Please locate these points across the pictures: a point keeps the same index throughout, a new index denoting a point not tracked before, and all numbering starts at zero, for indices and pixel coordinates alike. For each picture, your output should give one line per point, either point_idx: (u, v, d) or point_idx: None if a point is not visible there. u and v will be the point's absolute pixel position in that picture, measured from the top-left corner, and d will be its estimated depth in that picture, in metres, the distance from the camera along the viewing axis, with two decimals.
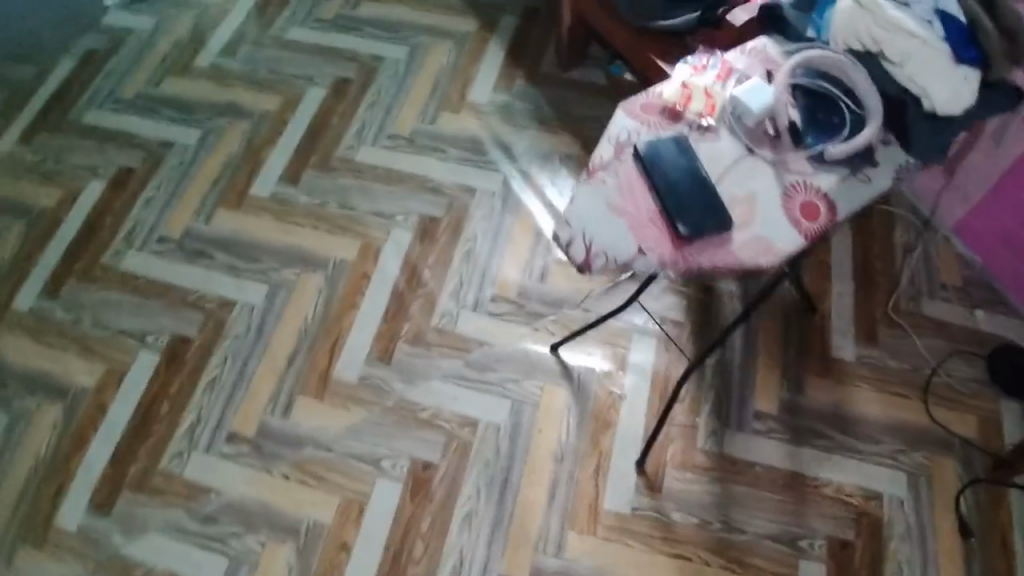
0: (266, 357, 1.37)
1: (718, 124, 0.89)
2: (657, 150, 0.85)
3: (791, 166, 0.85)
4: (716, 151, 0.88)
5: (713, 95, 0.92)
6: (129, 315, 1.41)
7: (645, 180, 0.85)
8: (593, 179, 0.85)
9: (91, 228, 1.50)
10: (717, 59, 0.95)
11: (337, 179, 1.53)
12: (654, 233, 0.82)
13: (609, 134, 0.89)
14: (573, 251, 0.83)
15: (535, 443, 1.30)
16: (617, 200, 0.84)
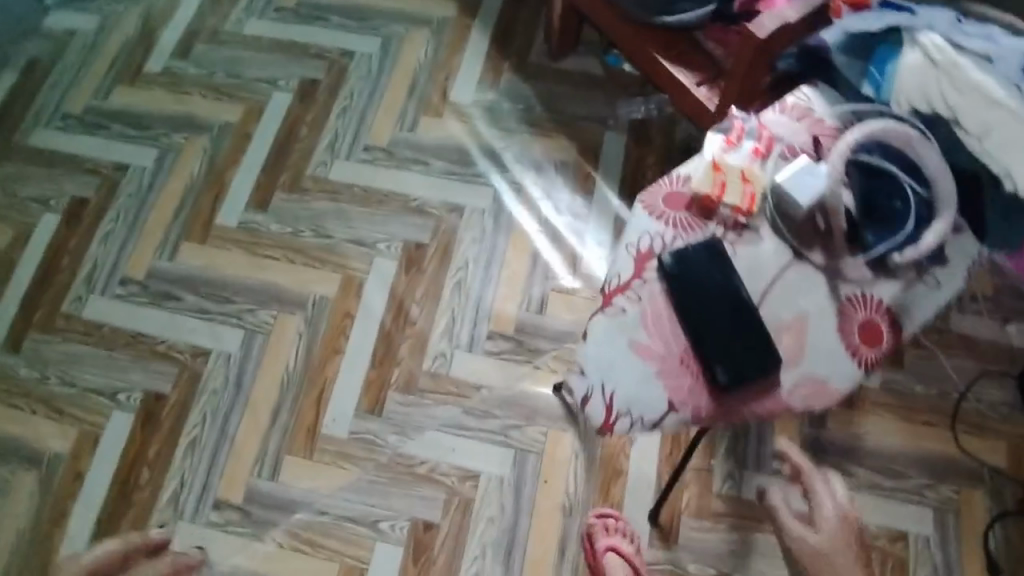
0: (249, 412, 1.28)
1: (759, 220, 0.87)
2: (685, 270, 0.82)
3: (848, 276, 0.84)
4: (754, 255, 0.85)
5: (750, 179, 0.87)
6: (99, 370, 1.31)
7: (668, 308, 0.82)
8: (610, 310, 0.82)
9: (48, 270, 1.37)
10: (754, 130, 0.91)
11: (310, 203, 1.39)
12: (686, 383, 0.79)
13: (628, 245, 0.84)
14: (592, 406, 0.79)
15: (540, 496, 1.22)
16: (641, 339, 0.80)
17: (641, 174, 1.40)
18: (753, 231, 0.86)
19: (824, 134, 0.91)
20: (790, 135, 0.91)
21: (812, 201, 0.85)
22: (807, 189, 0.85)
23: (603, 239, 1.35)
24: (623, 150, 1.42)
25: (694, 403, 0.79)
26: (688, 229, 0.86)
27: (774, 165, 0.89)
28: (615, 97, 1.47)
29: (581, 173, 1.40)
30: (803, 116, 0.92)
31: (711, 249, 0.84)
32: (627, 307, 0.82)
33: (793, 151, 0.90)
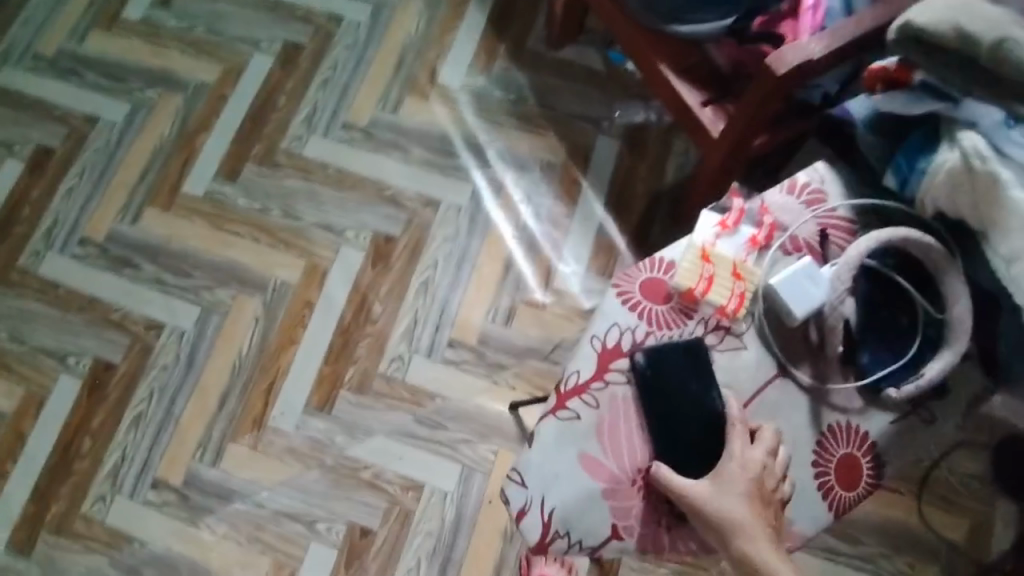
0: (197, 394, 1.25)
1: (746, 323, 0.76)
2: (654, 379, 0.72)
3: (835, 403, 0.74)
4: (735, 366, 0.75)
5: (742, 276, 0.76)
6: (51, 331, 1.27)
7: (630, 419, 0.73)
8: (563, 413, 0.73)
9: (7, 220, 1.32)
10: (755, 214, 0.79)
11: (281, 179, 1.33)
12: (634, 507, 0.71)
13: (595, 339, 0.74)
14: (528, 520, 0.71)
15: (482, 516, 1.18)
16: (591, 452, 0.72)
17: (631, 187, 1.32)
18: (739, 337, 0.75)
19: (834, 227, 0.79)
20: (795, 224, 0.79)
21: (809, 313, 0.73)
22: (807, 299, 0.73)
23: (581, 257, 1.28)
24: (616, 157, 1.34)
25: (640, 534, 0.71)
26: (665, 326, 0.75)
27: (772, 259, 0.78)
28: (614, 97, 1.38)
29: (566, 178, 1.33)
30: (812, 201, 0.80)
31: (687, 356, 0.73)
32: (581, 413, 0.72)
33: (795, 245, 0.78)
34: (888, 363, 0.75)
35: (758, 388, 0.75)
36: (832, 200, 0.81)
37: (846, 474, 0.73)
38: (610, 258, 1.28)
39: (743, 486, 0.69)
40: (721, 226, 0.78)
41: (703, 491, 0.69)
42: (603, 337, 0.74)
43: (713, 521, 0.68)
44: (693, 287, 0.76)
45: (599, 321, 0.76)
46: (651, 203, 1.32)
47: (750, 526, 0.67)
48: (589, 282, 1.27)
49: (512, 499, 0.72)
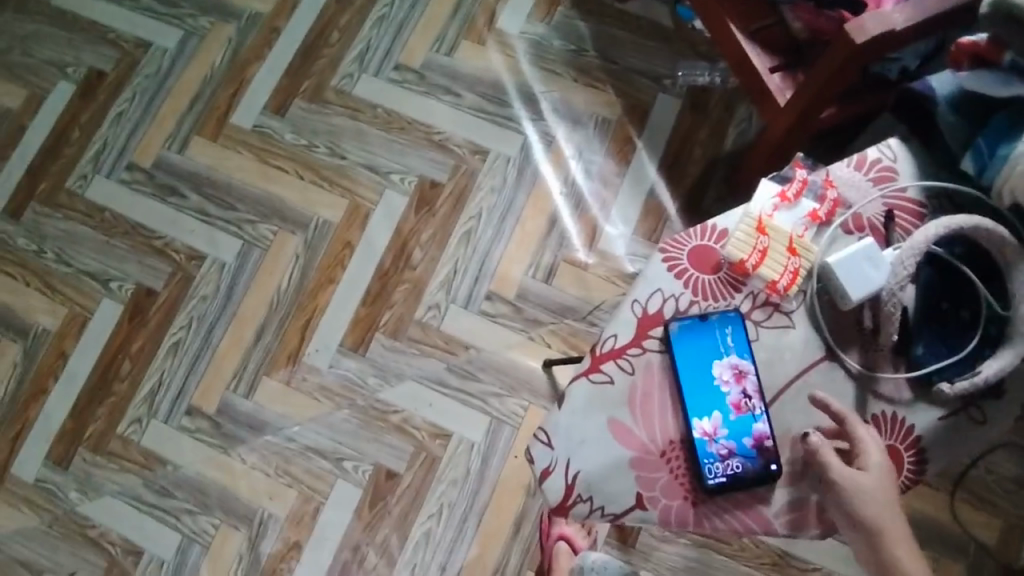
0: (235, 325, 1.26)
1: (797, 302, 0.73)
2: (694, 349, 0.70)
3: (881, 392, 0.72)
4: (778, 344, 0.72)
5: (797, 252, 0.73)
6: (96, 253, 1.29)
7: (664, 389, 0.70)
8: (595, 376, 0.71)
9: (58, 141, 1.33)
10: (816, 190, 0.76)
11: (329, 117, 1.32)
12: (661, 479, 0.69)
13: (635, 305, 0.72)
14: (551, 482, 0.70)
15: (508, 469, 1.18)
16: (622, 418, 0.70)
17: (688, 151, 1.29)
18: (786, 314, 0.73)
19: (901, 209, 0.76)
20: (860, 202, 0.76)
21: (865, 296, 0.70)
22: (864, 282, 0.70)
23: (629, 219, 1.26)
24: (674, 118, 1.30)
25: (666, 505, 0.69)
26: (709, 297, 0.73)
27: (832, 238, 0.74)
28: (679, 55, 1.33)
29: (621, 136, 1.30)
30: (882, 179, 0.77)
31: (730, 331, 0.71)
32: (614, 377, 0.70)
33: (857, 225, 0.75)
34: (942, 357, 0.72)
35: (802, 370, 0.72)
36: (903, 180, 0.77)
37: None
38: (657, 221, 1.26)
39: (885, 476, 0.66)
40: (780, 198, 0.75)
41: (860, 479, 0.65)
42: (644, 302, 0.72)
43: (867, 512, 0.65)
44: (745, 259, 0.73)
45: (641, 285, 0.73)
46: (706, 169, 1.28)
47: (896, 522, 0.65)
48: (635, 245, 1.25)
49: (536, 458, 0.70)
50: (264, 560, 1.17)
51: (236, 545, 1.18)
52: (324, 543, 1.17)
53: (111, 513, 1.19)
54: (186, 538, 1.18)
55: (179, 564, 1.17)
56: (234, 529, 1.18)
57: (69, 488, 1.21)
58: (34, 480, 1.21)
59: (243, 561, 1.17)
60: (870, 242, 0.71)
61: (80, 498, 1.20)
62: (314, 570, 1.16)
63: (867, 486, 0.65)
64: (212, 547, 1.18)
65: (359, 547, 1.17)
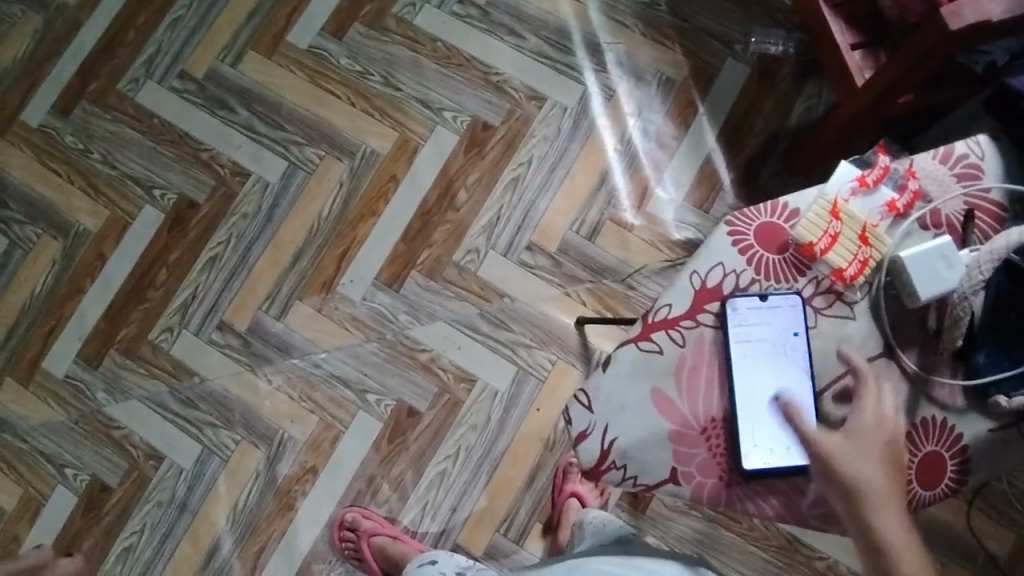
0: (273, 246, 1.25)
1: (860, 293, 0.71)
2: (751, 329, 0.69)
3: (935, 395, 0.70)
4: (837, 334, 0.71)
5: (869, 241, 0.70)
6: (141, 158, 1.28)
7: (713, 366, 0.69)
8: (645, 344, 0.69)
9: (112, 39, 1.31)
10: (896, 179, 0.72)
11: (387, 45, 1.29)
12: (699, 455, 0.69)
13: (695, 276, 0.70)
14: (587, 444, 0.69)
15: (529, 421, 1.18)
16: (666, 389, 0.69)
17: (751, 121, 1.25)
18: (846, 304, 0.71)
19: (982, 210, 0.72)
20: (941, 198, 0.72)
21: (934, 297, 0.68)
22: (935, 282, 0.68)
23: (681, 184, 1.24)
24: (742, 84, 1.26)
25: (699, 481, 0.69)
26: (771, 277, 0.71)
27: (907, 233, 0.71)
28: (755, 21, 1.28)
29: (683, 98, 1.26)
30: (966, 176, 0.73)
31: (790, 314, 0.70)
32: (664, 347, 0.69)
33: (935, 221, 0.72)
34: (1010, 367, 0.69)
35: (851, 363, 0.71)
36: (987, 180, 0.73)
37: (927, 472, 0.70)
38: (710, 189, 1.23)
39: (867, 454, 0.63)
40: (858, 184, 0.72)
41: (836, 454, 0.63)
42: (704, 275, 0.70)
43: (847, 488, 0.61)
44: (814, 242, 0.70)
45: (702, 256, 0.71)
46: (767, 143, 1.24)
47: (888, 496, 0.61)
48: (684, 213, 1.23)
49: (574, 420, 0.69)
50: (280, 481, 1.19)
51: (254, 462, 1.19)
52: (340, 470, 1.18)
53: (136, 417, 1.21)
54: (207, 450, 1.20)
55: (197, 474, 1.19)
56: (254, 447, 1.20)
57: (97, 388, 1.22)
58: (64, 376, 1.23)
59: (259, 479, 1.19)
60: (947, 240, 0.68)
61: (108, 398, 1.22)
62: (327, 496, 1.18)
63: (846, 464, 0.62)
64: (230, 462, 1.20)
65: (374, 478, 1.18)
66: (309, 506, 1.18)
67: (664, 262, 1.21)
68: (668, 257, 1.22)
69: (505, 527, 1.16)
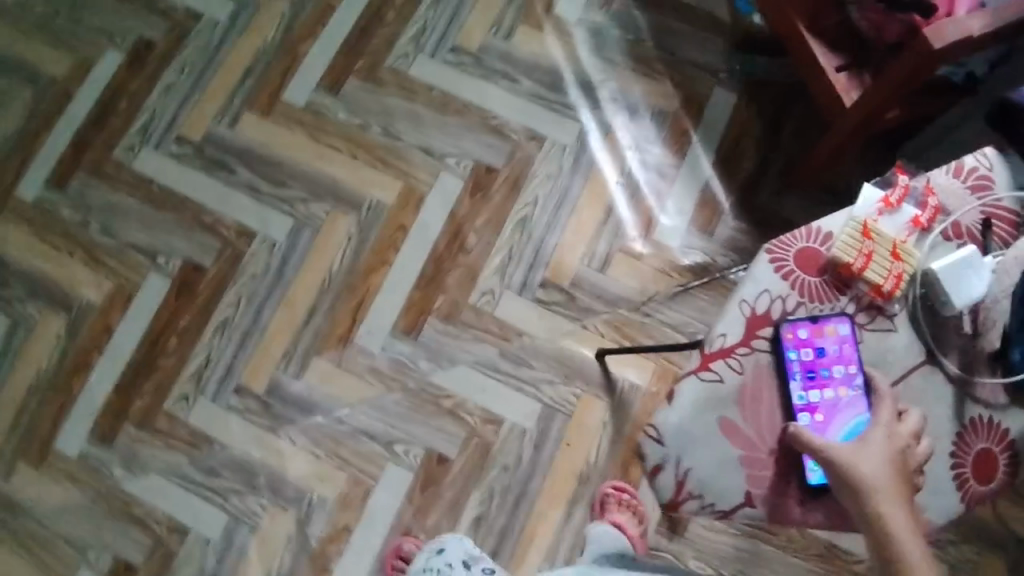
0: (286, 305, 1.24)
1: (899, 306, 0.74)
2: (805, 350, 0.71)
3: (979, 394, 0.73)
4: (882, 347, 0.73)
5: (901, 257, 0.74)
6: (143, 227, 1.26)
7: (774, 389, 0.71)
8: (706, 375, 0.71)
9: (104, 109, 1.31)
10: (917, 196, 0.76)
11: (384, 97, 1.31)
12: (770, 477, 0.70)
13: (745, 305, 0.73)
14: (662, 478, 0.71)
15: (560, 457, 1.19)
16: (732, 416, 0.71)
17: (743, 145, 1.29)
18: (887, 318, 0.74)
19: (998, 218, 0.76)
20: (959, 209, 0.76)
21: (967, 304, 0.71)
22: (967, 290, 0.71)
23: (683, 211, 1.27)
24: (731, 111, 1.31)
25: (774, 503, 0.70)
26: (815, 298, 0.73)
27: (934, 246, 0.75)
28: (737, 50, 1.33)
29: (677, 128, 1.30)
30: (980, 187, 0.77)
31: (841, 332, 0.71)
32: (724, 375, 0.71)
33: (958, 232, 0.75)
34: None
35: (902, 371, 0.73)
36: (1000, 189, 0.77)
37: (981, 468, 0.73)
38: (712, 214, 1.27)
39: (874, 454, 0.64)
40: (883, 205, 0.75)
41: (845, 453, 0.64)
42: (752, 302, 0.73)
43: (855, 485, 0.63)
44: (851, 263, 0.73)
45: (747, 285, 0.74)
46: (761, 165, 1.29)
47: (892, 491, 0.62)
48: (689, 239, 1.26)
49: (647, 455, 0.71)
50: (313, 542, 1.16)
51: (285, 525, 1.17)
52: (374, 524, 1.17)
53: (158, 491, 1.18)
54: (234, 518, 1.17)
55: (226, 544, 1.16)
56: (283, 509, 1.17)
57: (113, 464, 1.19)
58: (78, 455, 1.19)
59: (292, 542, 1.16)
60: (972, 249, 0.72)
61: (126, 474, 1.18)
62: (363, 552, 1.16)
63: (851, 461, 0.64)
64: (260, 527, 1.17)
65: (410, 530, 1.16)
66: (345, 565, 1.15)
67: (676, 288, 1.24)
68: (679, 283, 1.24)
69: (547, 566, 1.15)
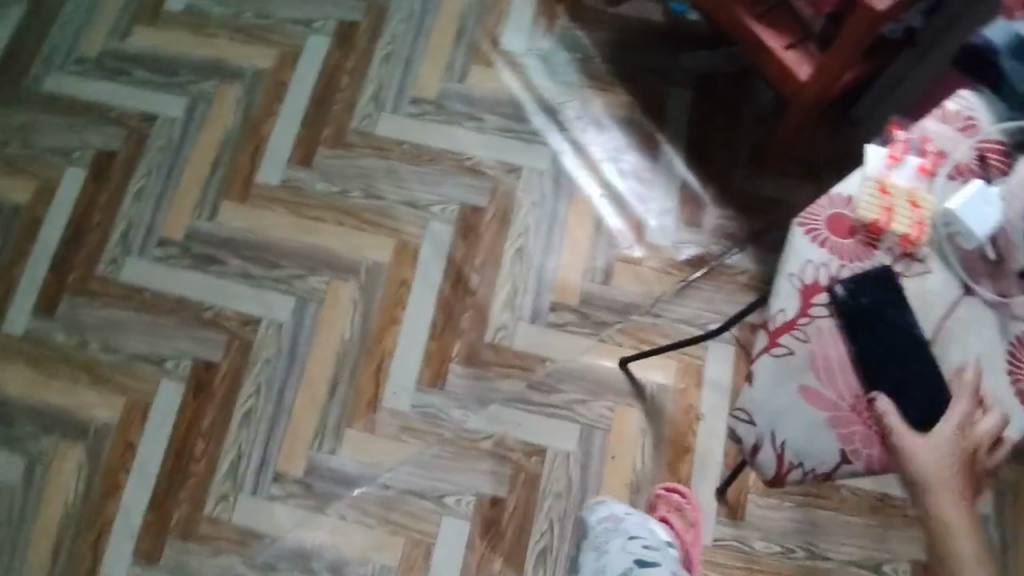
0: (306, 383, 1.22)
1: (928, 249, 0.77)
2: (860, 307, 0.74)
3: (1018, 313, 0.75)
4: (925, 289, 0.76)
5: (919, 204, 0.77)
6: (143, 336, 1.24)
7: (843, 349, 0.74)
8: (777, 351, 0.75)
9: (79, 227, 1.29)
10: (916, 145, 0.79)
11: (357, 160, 1.32)
12: (858, 431, 0.73)
13: (794, 277, 0.76)
14: (761, 455, 0.75)
15: (609, 471, 1.20)
16: (811, 383, 0.74)
17: (708, 136, 1.34)
18: (921, 262, 0.76)
19: (990, 151, 0.78)
20: (956, 149, 0.79)
21: (987, 233, 0.75)
22: (984, 221, 0.75)
23: (668, 209, 1.31)
24: (689, 106, 1.36)
25: (870, 454, 0.73)
26: (854, 257, 0.76)
27: (942, 188, 0.78)
28: (683, 47, 1.38)
29: (643, 133, 1.34)
30: (970, 126, 0.80)
31: (887, 283, 0.75)
32: (793, 348, 0.74)
33: (962, 170, 0.78)
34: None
35: (942, 311, 0.75)
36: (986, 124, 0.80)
37: None
38: (695, 207, 1.31)
39: (941, 447, 0.69)
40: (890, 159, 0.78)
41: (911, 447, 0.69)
42: (799, 275, 0.76)
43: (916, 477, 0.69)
44: (877, 219, 0.77)
45: (791, 258, 0.77)
46: (730, 151, 1.34)
47: (950, 484, 0.68)
48: (680, 235, 1.30)
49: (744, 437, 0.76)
50: None
51: None
52: None
53: None
54: None
55: None
56: None
57: None
58: None
59: None
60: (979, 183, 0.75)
61: None
62: None
63: (914, 455, 0.69)
64: None
65: None
66: None
67: (679, 283, 1.28)
68: (682, 277, 1.28)
69: None
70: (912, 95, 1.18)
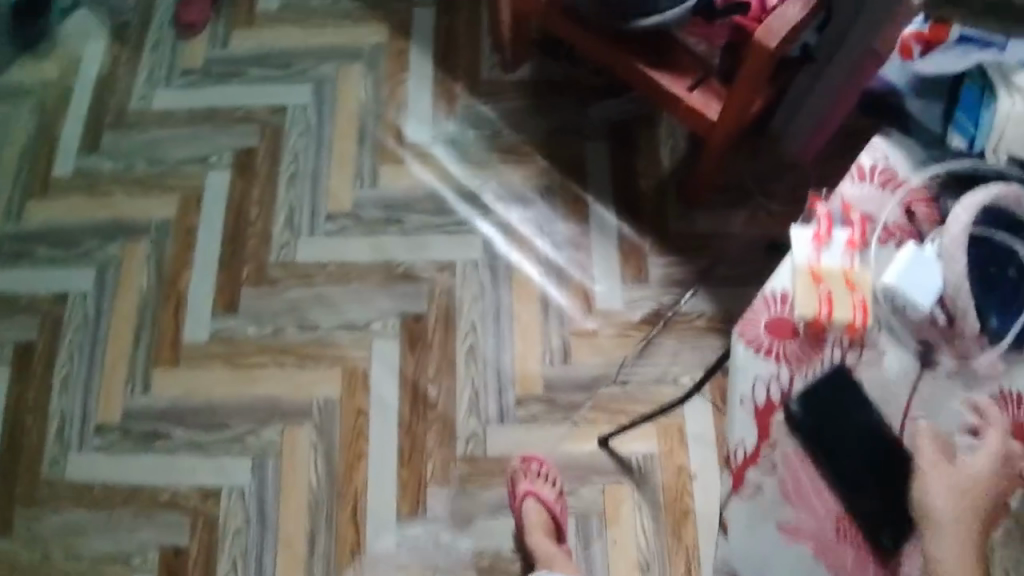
0: (283, 543, 1.16)
1: (875, 328, 0.71)
2: (821, 419, 0.68)
3: (982, 375, 0.69)
4: (880, 377, 0.70)
5: (856, 284, 0.70)
6: (102, 537, 1.17)
7: (812, 470, 0.67)
8: (745, 490, 0.67)
9: (13, 434, 1.22)
10: (838, 216, 0.73)
11: (284, 293, 1.26)
12: (851, 559, 0.65)
13: (744, 401, 0.69)
14: None
15: (614, 558, 1.15)
16: (788, 518, 0.66)
17: (635, 184, 1.29)
18: (874, 347, 0.70)
19: (916, 201, 0.72)
20: (880, 211, 0.73)
21: (932, 301, 0.69)
22: (927, 287, 0.69)
23: (611, 270, 1.26)
24: (608, 158, 1.31)
25: None
26: (796, 361, 0.69)
27: (878, 257, 0.71)
28: (589, 98, 1.34)
29: (569, 196, 1.29)
30: (890, 181, 0.73)
31: (843, 386, 0.69)
32: (762, 483, 0.67)
33: (891, 232, 0.72)
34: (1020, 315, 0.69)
35: (908, 393, 0.69)
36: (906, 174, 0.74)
37: None
38: (638, 262, 1.26)
39: None
40: (817, 237, 0.71)
41: None
42: (752, 399, 0.69)
43: None
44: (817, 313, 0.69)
45: (739, 381, 0.69)
46: (659, 195, 1.29)
47: None
48: (630, 294, 1.25)
49: None
50: None
51: None
52: None
53: None
54: None
55: None
56: None
57: None
58: None
59: None
60: (909, 248, 0.70)
61: None
62: None
63: None
64: None
65: None
66: None
67: (640, 344, 1.23)
68: (642, 338, 1.23)
69: None
70: (819, 111, 1.15)
